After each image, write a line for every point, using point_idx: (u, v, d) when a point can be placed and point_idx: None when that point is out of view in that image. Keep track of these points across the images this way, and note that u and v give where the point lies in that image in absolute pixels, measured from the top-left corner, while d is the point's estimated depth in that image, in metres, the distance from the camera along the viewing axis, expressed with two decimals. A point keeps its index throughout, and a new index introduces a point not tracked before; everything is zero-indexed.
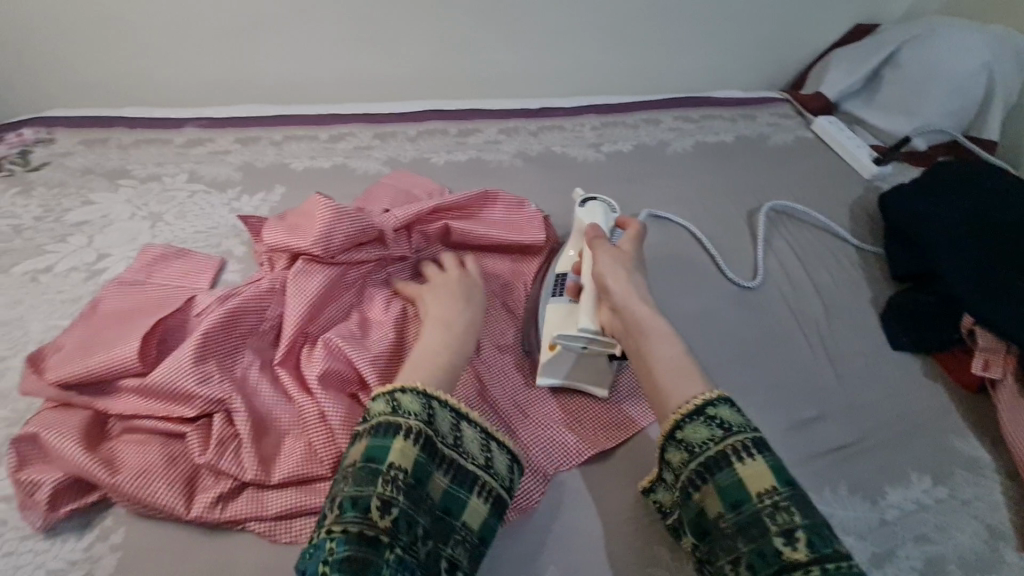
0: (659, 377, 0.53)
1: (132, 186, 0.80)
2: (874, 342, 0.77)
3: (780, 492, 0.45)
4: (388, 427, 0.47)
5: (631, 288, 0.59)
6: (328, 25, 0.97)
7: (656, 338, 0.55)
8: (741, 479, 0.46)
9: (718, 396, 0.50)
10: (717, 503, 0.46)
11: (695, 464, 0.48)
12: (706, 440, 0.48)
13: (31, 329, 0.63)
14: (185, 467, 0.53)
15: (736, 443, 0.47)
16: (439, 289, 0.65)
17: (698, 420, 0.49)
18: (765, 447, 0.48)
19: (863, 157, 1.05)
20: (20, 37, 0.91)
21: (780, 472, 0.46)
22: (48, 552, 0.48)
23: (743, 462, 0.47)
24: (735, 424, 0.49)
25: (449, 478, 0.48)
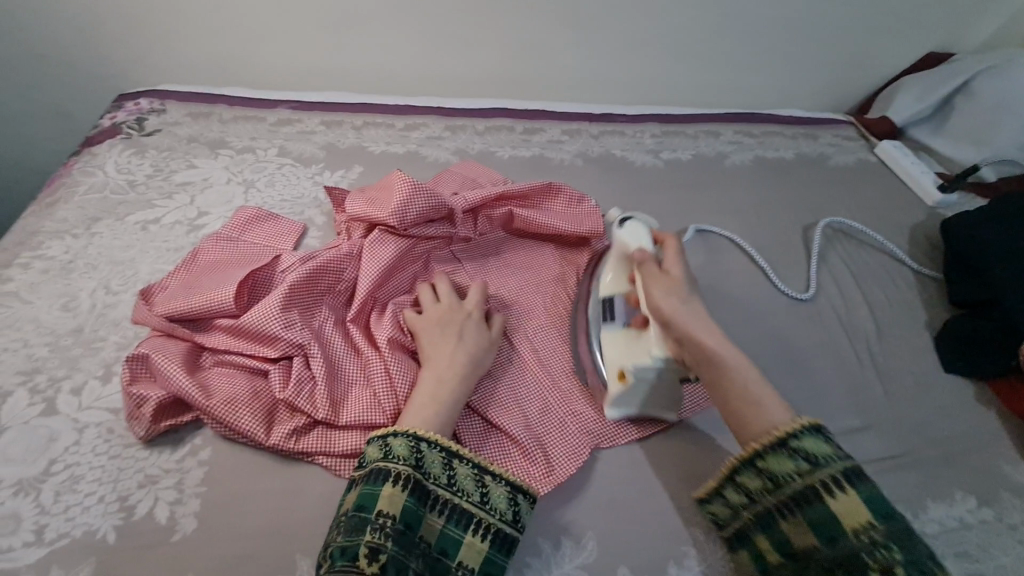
0: (750, 413, 0.54)
1: (229, 156, 0.89)
2: (924, 364, 0.77)
3: (876, 526, 0.46)
4: (377, 473, 0.49)
5: (696, 320, 0.57)
6: (413, 23, 1.04)
7: (734, 370, 0.55)
8: (833, 513, 0.47)
9: (804, 428, 0.51)
10: (812, 536, 0.48)
11: (784, 495, 0.50)
12: (792, 472, 0.50)
13: (140, 271, 0.71)
14: (265, 402, 0.58)
15: (825, 476, 0.49)
16: (437, 325, 0.63)
17: (782, 453, 0.51)
18: (859, 478, 0.48)
19: (927, 184, 1.04)
20: (142, 19, 1.01)
21: (875, 505, 0.47)
22: (148, 459, 0.55)
23: (836, 496, 0.48)
24: (823, 457, 0.50)
25: (444, 518, 0.50)
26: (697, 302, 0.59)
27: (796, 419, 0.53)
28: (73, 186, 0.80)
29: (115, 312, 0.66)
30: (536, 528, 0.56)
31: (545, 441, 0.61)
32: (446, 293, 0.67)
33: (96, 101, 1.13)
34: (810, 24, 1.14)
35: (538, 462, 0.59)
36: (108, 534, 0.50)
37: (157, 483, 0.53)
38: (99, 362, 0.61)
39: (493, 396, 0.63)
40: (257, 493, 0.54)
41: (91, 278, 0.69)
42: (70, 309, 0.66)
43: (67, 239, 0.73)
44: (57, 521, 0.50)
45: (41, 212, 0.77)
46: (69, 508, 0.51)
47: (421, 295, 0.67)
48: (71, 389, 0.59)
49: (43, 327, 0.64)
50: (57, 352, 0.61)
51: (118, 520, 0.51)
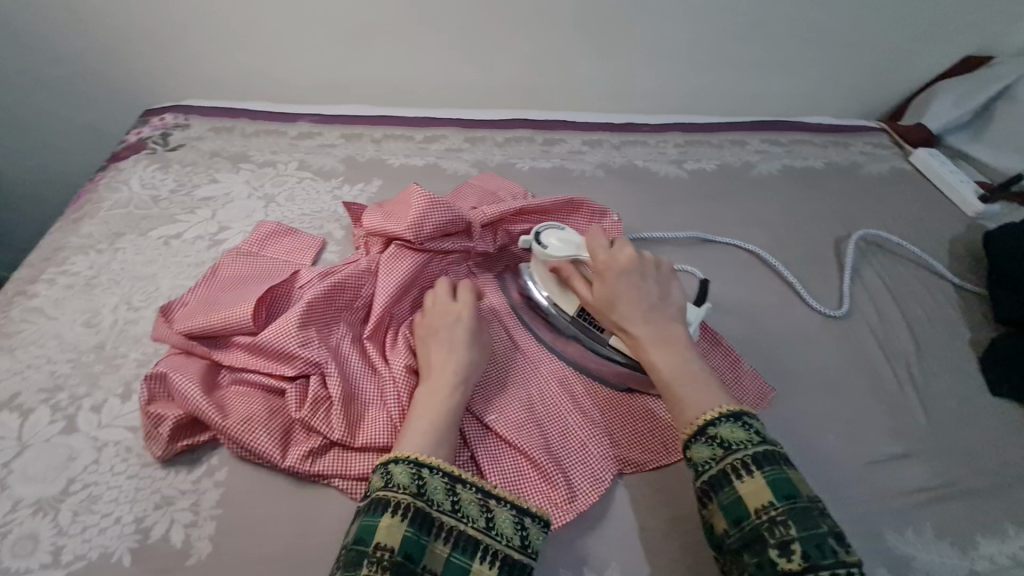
0: (674, 389, 0.53)
1: (250, 170, 0.89)
2: (969, 384, 0.73)
3: (777, 507, 0.44)
4: (377, 504, 0.47)
5: (619, 301, 0.59)
6: (432, 35, 1.04)
7: (653, 346, 0.56)
8: (739, 497, 0.45)
9: (720, 413, 0.49)
10: (723, 521, 0.46)
11: (699, 482, 0.48)
12: (707, 460, 0.48)
13: (162, 286, 0.72)
14: (282, 421, 0.57)
15: (736, 461, 0.47)
16: (432, 332, 0.62)
17: (700, 440, 0.49)
18: (768, 462, 0.46)
19: (968, 194, 1.00)
20: (168, 35, 1.03)
21: (779, 486, 0.45)
22: (164, 479, 0.54)
23: (743, 479, 0.46)
24: (736, 441, 0.48)
25: (450, 546, 0.47)
26: (629, 283, 0.60)
27: (719, 404, 0.51)
28: (99, 201, 0.82)
29: (136, 328, 0.66)
30: (556, 557, 0.54)
31: (566, 465, 0.59)
32: (445, 292, 0.66)
33: (122, 115, 1.15)
34: (838, 30, 1.10)
35: (559, 487, 0.57)
36: (123, 557, 0.49)
37: (173, 505, 0.53)
38: (119, 379, 0.61)
39: (507, 409, 0.61)
40: (270, 517, 0.53)
41: (114, 294, 0.70)
42: (92, 325, 0.66)
43: (91, 254, 0.74)
44: (73, 542, 0.50)
45: (68, 227, 0.78)
46: (87, 529, 0.51)
47: (429, 296, 0.66)
48: (91, 407, 0.59)
49: (66, 343, 0.64)
50: (79, 368, 0.62)
51: (134, 543, 0.50)
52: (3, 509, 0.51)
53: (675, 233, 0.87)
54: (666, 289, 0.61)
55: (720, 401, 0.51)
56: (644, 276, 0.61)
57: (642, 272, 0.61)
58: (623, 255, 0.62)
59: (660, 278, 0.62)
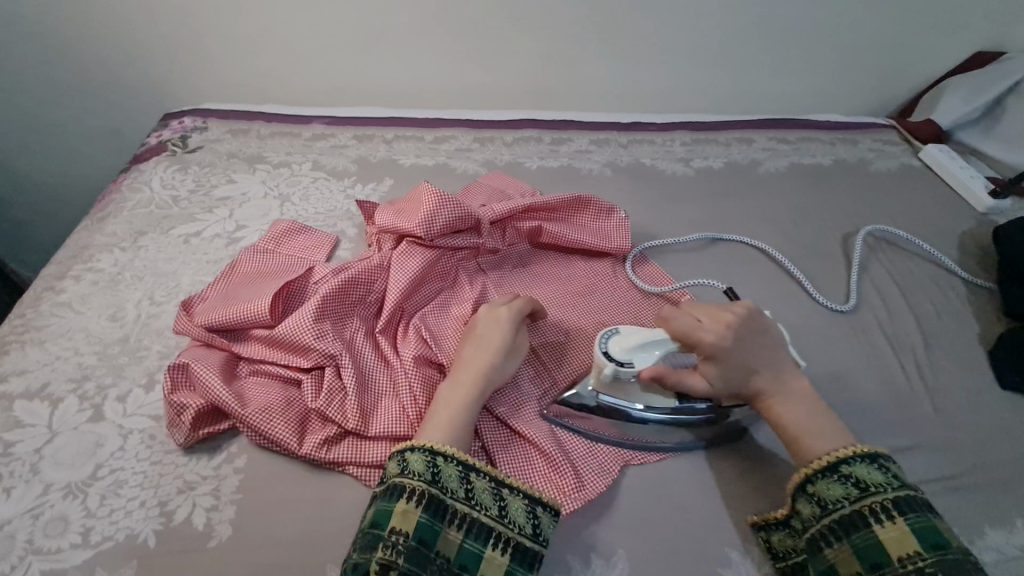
0: (805, 446, 0.56)
1: (266, 170, 0.92)
2: (979, 379, 0.73)
3: (926, 557, 0.47)
4: (394, 490, 0.49)
5: (736, 370, 0.59)
6: (441, 38, 1.06)
7: (779, 404, 0.58)
8: (881, 540, 0.49)
9: (857, 454, 0.53)
10: (857, 563, 0.49)
11: (828, 519, 0.51)
12: (842, 497, 0.52)
13: (183, 282, 0.74)
14: (299, 411, 0.59)
15: (875, 503, 0.50)
16: (468, 334, 0.63)
17: (833, 478, 0.53)
18: (910, 508, 0.50)
19: (977, 189, 0.99)
20: (187, 41, 1.06)
21: (922, 534, 0.48)
22: (187, 465, 0.56)
23: (883, 524, 0.49)
24: (875, 484, 0.51)
25: (462, 532, 0.49)
26: (740, 347, 0.60)
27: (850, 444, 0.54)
28: (122, 201, 0.85)
29: (158, 322, 0.69)
30: (565, 544, 0.55)
31: (574, 456, 0.60)
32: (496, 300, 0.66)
33: (141, 120, 1.19)
34: (845, 28, 1.11)
35: (567, 476, 0.58)
36: (148, 538, 0.52)
37: (195, 490, 0.55)
38: (143, 370, 0.64)
39: (514, 403, 0.63)
40: (287, 502, 0.55)
41: (137, 289, 0.72)
42: (117, 319, 0.69)
43: (116, 252, 0.77)
44: (102, 524, 0.52)
45: (93, 226, 0.81)
46: (114, 511, 0.53)
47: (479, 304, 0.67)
48: (116, 396, 0.61)
49: (92, 336, 0.67)
50: (105, 360, 0.64)
51: (158, 525, 0.52)
52: (35, 491, 0.54)
53: (684, 238, 0.87)
54: (771, 343, 0.61)
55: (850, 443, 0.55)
56: (752, 335, 0.61)
57: (748, 331, 0.60)
58: (725, 321, 0.61)
59: (766, 329, 0.62)
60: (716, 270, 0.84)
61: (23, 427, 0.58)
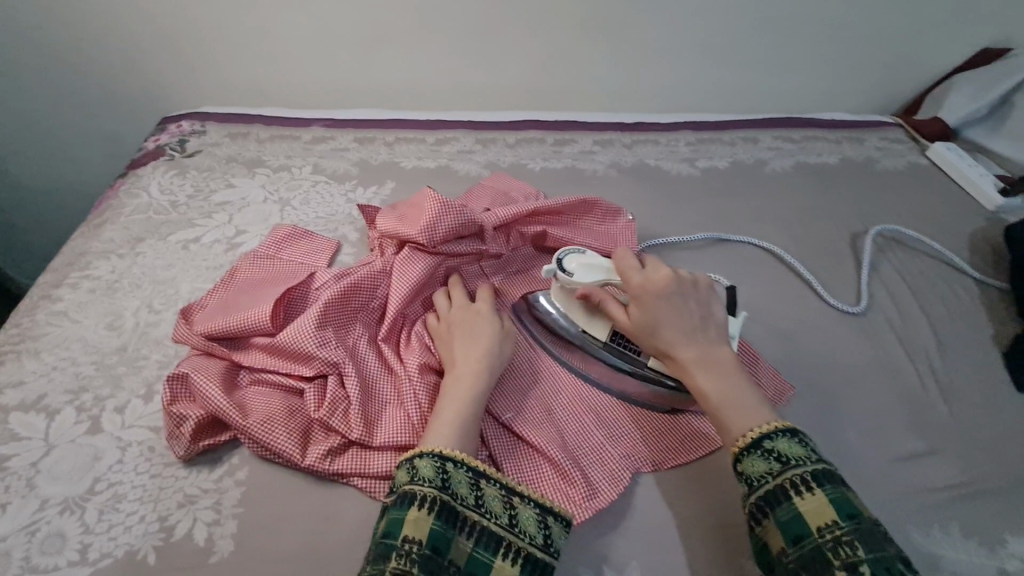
0: (720, 413, 0.53)
1: (266, 174, 0.90)
2: (994, 380, 0.72)
3: (841, 527, 0.44)
4: (405, 497, 0.47)
5: (662, 326, 0.57)
6: (441, 38, 1.05)
7: (700, 369, 0.56)
8: (799, 513, 0.46)
9: (777, 428, 0.50)
10: (779, 538, 0.46)
11: (754, 497, 0.48)
12: (765, 474, 0.48)
13: (182, 289, 0.73)
14: (301, 421, 0.58)
15: (794, 477, 0.47)
16: (454, 332, 0.62)
17: (755, 454, 0.49)
18: (829, 480, 0.47)
19: (987, 187, 0.98)
20: (184, 44, 1.05)
21: (841, 506, 0.45)
22: (187, 478, 0.55)
23: (802, 497, 0.46)
24: (795, 457, 0.48)
25: (473, 540, 0.47)
26: (667, 305, 0.58)
27: (772, 420, 0.51)
28: (119, 207, 0.83)
29: (157, 330, 0.68)
30: (577, 555, 0.54)
31: (583, 462, 0.59)
32: (463, 296, 0.67)
33: (138, 124, 1.17)
34: (850, 24, 1.09)
35: (578, 484, 0.57)
36: (148, 555, 0.50)
37: (195, 503, 0.53)
38: (142, 380, 0.62)
39: (520, 408, 0.61)
40: (292, 515, 0.54)
41: (135, 297, 0.71)
42: (115, 327, 0.67)
43: (113, 259, 0.76)
44: (99, 540, 0.51)
45: (90, 233, 0.79)
46: (112, 527, 0.51)
47: (447, 301, 0.67)
48: (114, 407, 0.60)
49: (90, 345, 0.65)
50: (102, 370, 0.63)
51: (158, 541, 0.51)
52: (31, 507, 0.52)
53: (690, 237, 0.86)
54: (705, 308, 0.59)
55: (771, 419, 0.51)
56: (688, 296, 0.59)
57: (681, 292, 0.59)
58: (660, 277, 0.59)
59: (703, 292, 0.60)
60: (725, 273, 0.82)
61: (19, 440, 0.57)
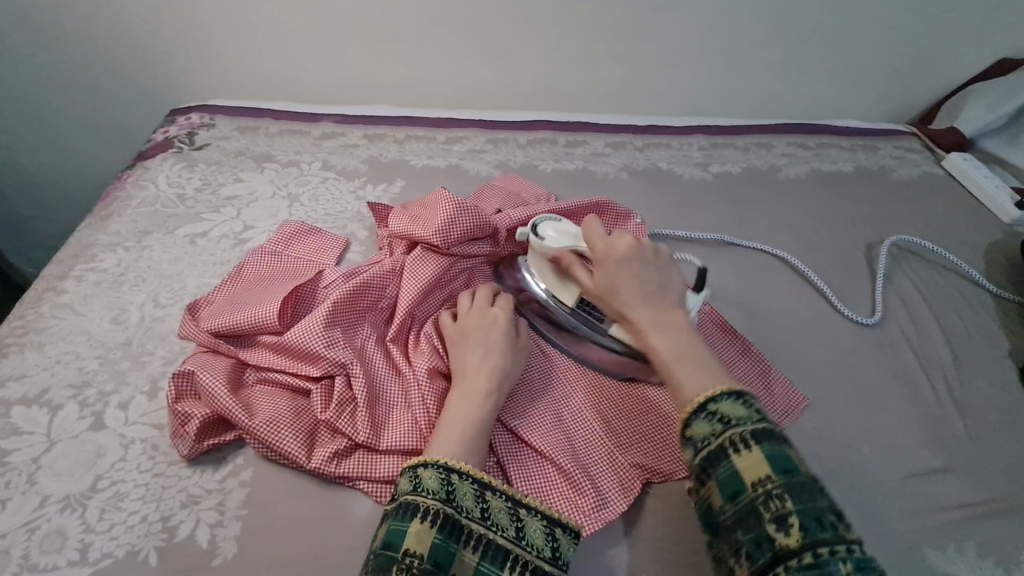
0: (671, 372, 0.51)
1: (274, 169, 0.89)
2: (1011, 396, 0.71)
3: (774, 481, 0.42)
4: (407, 508, 0.46)
5: (620, 287, 0.57)
6: (455, 36, 1.04)
7: (655, 330, 0.54)
8: (737, 471, 0.43)
9: (723, 391, 0.47)
10: (716, 497, 0.44)
11: (696, 459, 0.46)
12: (706, 435, 0.46)
13: (188, 284, 0.72)
14: (307, 422, 0.57)
15: (734, 436, 0.45)
16: (466, 338, 0.60)
17: (699, 416, 0.47)
18: (767, 437, 0.44)
19: (1004, 200, 0.97)
20: (195, 35, 1.04)
21: (777, 461, 0.43)
22: (191, 478, 0.54)
23: (740, 453, 0.44)
24: (737, 416, 0.46)
25: (478, 554, 0.46)
26: (628, 267, 0.58)
27: (722, 381, 0.49)
28: (127, 198, 0.82)
29: (162, 325, 0.67)
30: (585, 566, 0.53)
31: (592, 471, 0.58)
32: (481, 299, 0.65)
33: (147, 114, 1.16)
34: (867, 32, 1.08)
35: (586, 494, 0.56)
36: (150, 556, 0.49)
37: (199, 504, 0.52)
38: (146, 376, 0.62)
39: (530, 414, 0.60)
40: (296, 518, 0.53)
41: (141, 291, 0.70)
42: (119, 322, 0.66)
43: (119, 252, 0.75)
44: (100, 540, 0.50)
45: (96, 225, 0.79)
46: (114, 526, 0.50)
47: (463, 305, 0.65)
48: (118, 404, 0.59)
49: (93, 339, 0.64)
50: (106, 365, 0.62)
51: (160, 542, 0.50)
52: (32, 504, 0.51)
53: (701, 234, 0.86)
54: (667, 274, 0.59)
55: (720, 380, 0.49)
56: (647, 260, 0.59)
57: (642, 256, 0.59)
58: (623, 243, 0.59)
59: (665, 261, 0.60)
60: (738, 277, 0.82)
61: (21, 435, 0.56)
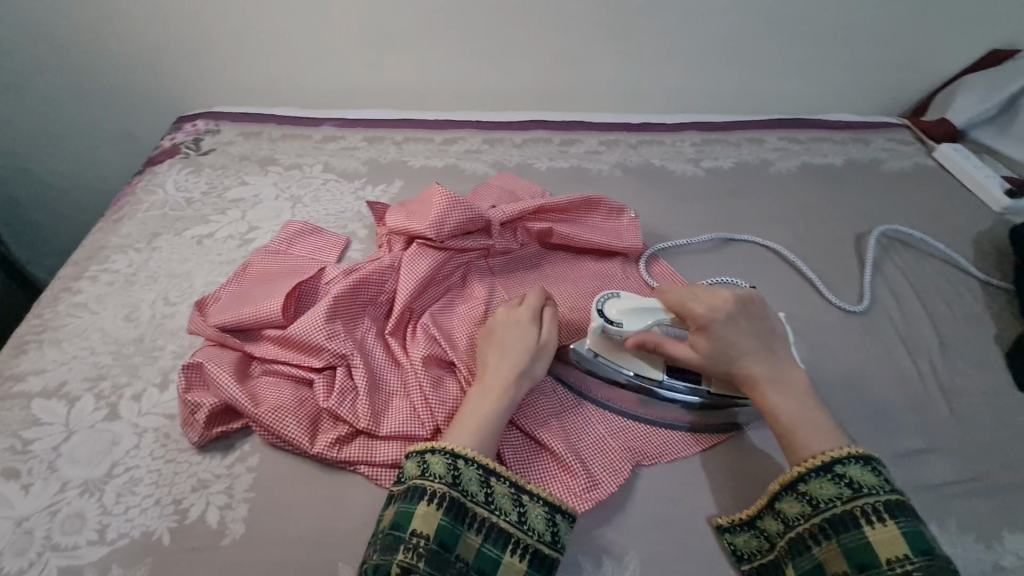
0: (792, 434, 0.55)
1: (278, 172, 0.93)
2: (997, 380, 0.72)
3: (913, 560, 0.47)
4: (415, 492, 0.49)
5: (730, 348, 0.59)
6: (451, 40, 1.07)
7: (769, 389, 0.58)
8: (870, 541, 0.49)
9: (850, 454, 0.53)
10: (844, 561, 0.49)
11: (822, 518, 0.51)
12: (835, 497, 0.51)
13: (196, 282, 0.75)
14: (310, 410, 0.60)
15: (867, 505, 0.50)
16: (490, 340, 0.62)
17: (827, 478, 0.52)
18: (901, 512, 0.50)
19: (993, 189, 0.98)
20: (200, 45, 1.08)
21: (913, 540, 0.48)
22: (200, 464, 0.57)
23: (874, 526, 0.49)
24: (868, 485, 0.51)
25: (481, 536, 0.49)
26: (733, 327, 0.60)
27: (842, 444, 0.54)
28: (136, 203, 0.86)
29: (172, 322, 0.70)
30: (577, 545, 0.55)
31: (585, 456, 0.60)
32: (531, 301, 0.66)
33: (155, 123, 1.20)
34: (856, 26, 1.10)
35: (579, 477, 0.58)
36: (163, 535, 0.52)
37: (209, 488, 0.55)
38: (157, 369, 0.65)
39: (526, 402, 0.63)
40: (302, 501, 0.55)
41: (151, 290, 0.73)
42: (132, 319, 0.70)
43: (131, 253, 0.78)
44: (117, 521, 0.53)
45: (108, 228, 0.82)
46: (128, 509, 0.53)
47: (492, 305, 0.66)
48: (132, 395, 0.62)
49: (108, 335, 0.67)
50: (120, 360, 0.65)
51: (173, 523, 0.53)
52: (52, 489, 0.54)
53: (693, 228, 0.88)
54: (768, 328, 0.61)
55: (842, 443, 0.54)
56: (752, 318, 0.61)
57: (744, 315, 0.61)
58: (723, 301, 0.61)
59: (763, 313, 0.62)
60: (728, 267, 0.84)
61: (41, 425, 0.59)
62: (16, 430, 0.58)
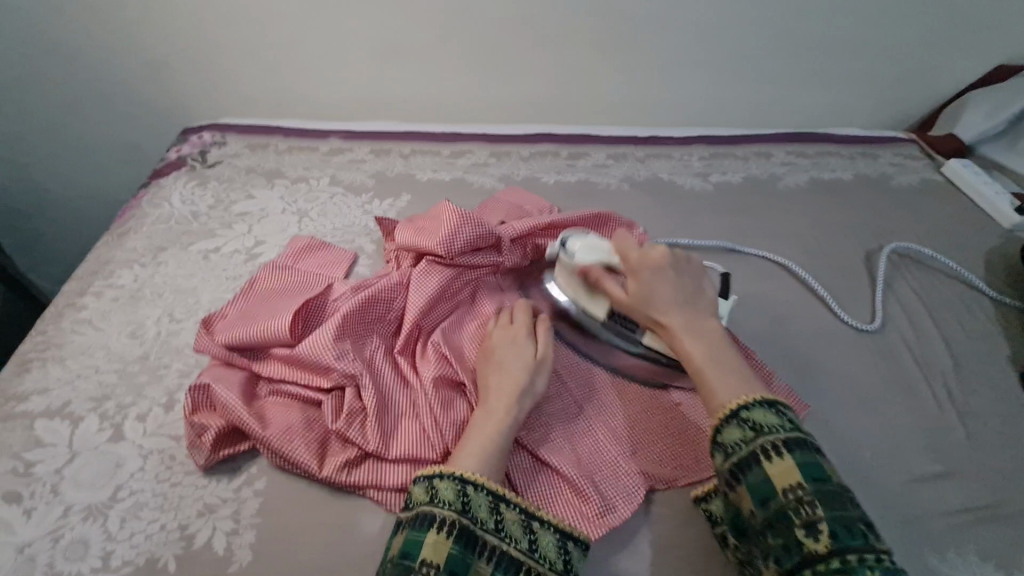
0: (703, 376, 0.53)
1: (284, 186, 0.92)
2: (1012, 401, 0.71)
3: (806, 489, 0.44)
4: (424, 519, 0.47)
5: (653, 291, 0.59)
6: (460, 48, 1.06)
7: (688, 334, 0.57)
8: (768, 477, 0.45)
9: (756, 399, 0.49)
10: (748, 500, 0.46)
11: (726, 463, 0.48)
12: (737, 441, 0.48)
13: (203, 298, 0.74)
14: (319, 433, 0.59)
15: (766, 443, 0.47)
16: (495, 359, 0.62)
17: (732, 422, 0.49)
18: (799, 445, 0.46)
19: (1003, 205, 0.98)
20: (207, 56, 1.07)
21: (810, 469, 0.45)
22: (207, 488, 0.56)
23: (772, 461, 0.46)
24: (769, 424, 0.48)
25: (492, 566, 0.47)
26: (662, 272, 0.60)
27: (753, 391, 0.51)
28: (142, 216, 0.85)
29: (178, 339, 0.69)
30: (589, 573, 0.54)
31: (597, 479, 0.59)
32: (524, 317, 0.66)
33: (159, 133, 1.19)
34: (864, 41, 1.10)
35: (592, 502, 0.57)
36: (169, 563, 0.51)
37: (215, 513, 0.54)
38: (163, 389, 0.64)
39: (537, 424, 0.62)
40: (309, 527, 0.54)
41: (157, 306, 0.72)
42: (137, 336, 0.69)
43: (135, 268, 0.77)
44: (121, 547, 0.51)
45: (113, 242, 0.81)
46: (134, 535, 0.52)
47: (495, 323, 0.66)
48: (137, 415, 0.61)
49: (112, 354, 0.67)
50: (125, 378, 0.64)
51: (179, 549, 0.52)
52: (56, 513, 0.53)
53: (703, 244, 0.88)
54: (699, 283, 0.61)
55: (752, 389, 0.51)
56: (682, 268, 0.61)
57: (675, 264, 0.61)
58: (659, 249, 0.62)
59: (696, 269, 0.63)
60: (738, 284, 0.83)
61: (44, 446, 0.58)
62: (19, 451, 0.57)
